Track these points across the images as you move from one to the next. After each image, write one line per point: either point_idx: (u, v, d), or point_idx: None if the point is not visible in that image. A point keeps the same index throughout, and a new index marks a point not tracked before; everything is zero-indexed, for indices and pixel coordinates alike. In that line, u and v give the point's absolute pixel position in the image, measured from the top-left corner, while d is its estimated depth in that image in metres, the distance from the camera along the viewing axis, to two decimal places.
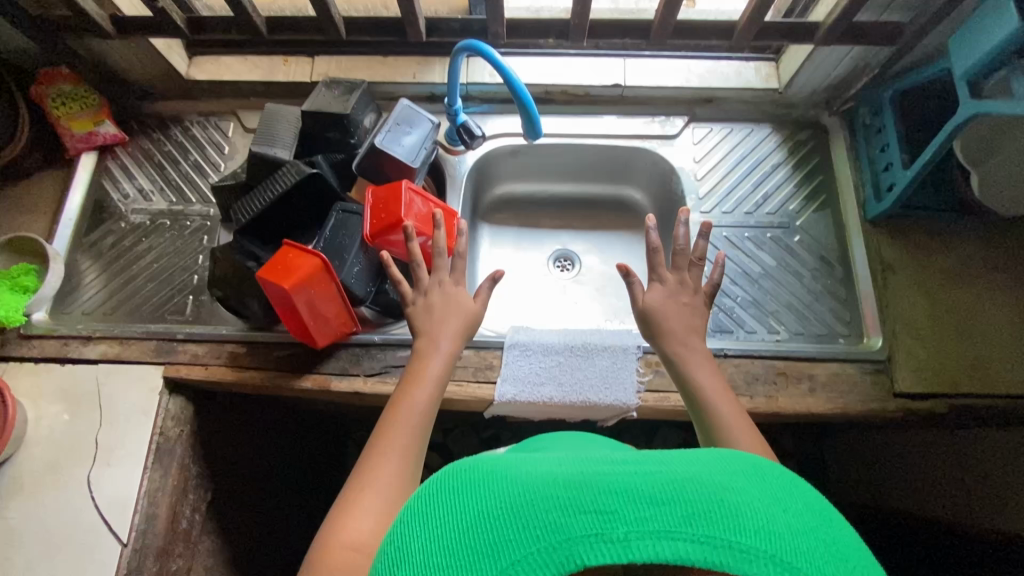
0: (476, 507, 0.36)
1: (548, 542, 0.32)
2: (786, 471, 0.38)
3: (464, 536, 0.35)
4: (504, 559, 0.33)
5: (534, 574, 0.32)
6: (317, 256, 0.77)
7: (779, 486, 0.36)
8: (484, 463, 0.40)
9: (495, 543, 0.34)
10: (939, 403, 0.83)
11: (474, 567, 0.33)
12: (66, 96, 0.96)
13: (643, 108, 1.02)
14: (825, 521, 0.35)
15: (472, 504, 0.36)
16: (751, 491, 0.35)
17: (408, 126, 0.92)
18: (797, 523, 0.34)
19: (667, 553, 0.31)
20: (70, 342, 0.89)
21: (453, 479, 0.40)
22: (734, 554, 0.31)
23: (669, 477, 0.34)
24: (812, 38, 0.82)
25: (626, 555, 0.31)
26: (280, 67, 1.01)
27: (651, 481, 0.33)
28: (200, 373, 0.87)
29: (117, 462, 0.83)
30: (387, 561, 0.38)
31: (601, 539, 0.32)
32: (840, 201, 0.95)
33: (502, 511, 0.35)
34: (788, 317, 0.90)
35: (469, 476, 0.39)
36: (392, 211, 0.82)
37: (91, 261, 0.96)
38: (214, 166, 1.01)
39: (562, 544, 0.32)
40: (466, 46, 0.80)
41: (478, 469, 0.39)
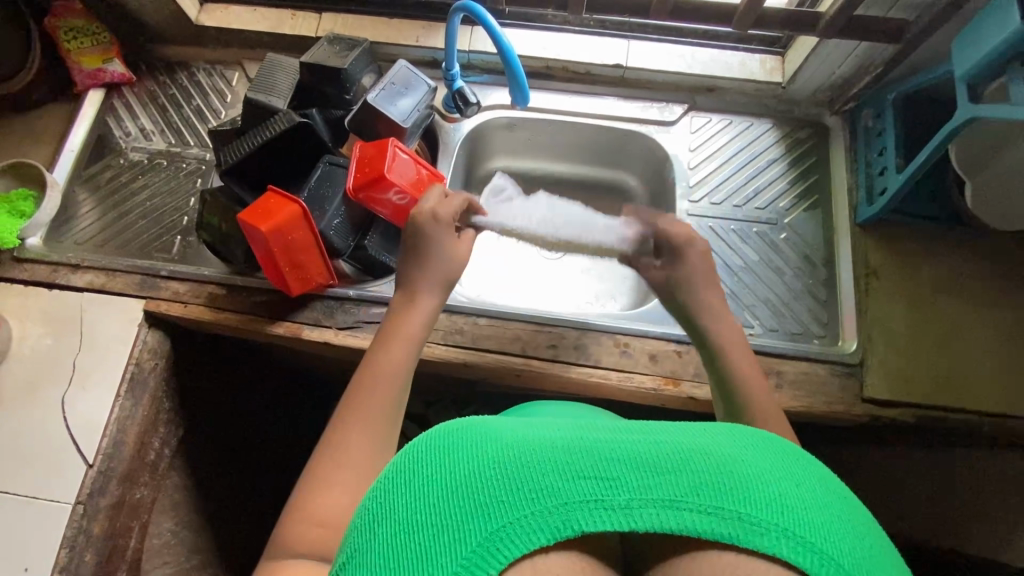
0: (463, 466, 0.38)
1: (547, 506, 0.35)
2: (788, 442, 0.41)
3: (447, 497, 0.36)
4: (496, 520, 0.35)
5: (531, 535, 0.34)
6: (297, 204, 0.79)
7: (787, 457, 0.39)
8: (470, 428, 0.41)
9: (485, 505, 0.35)
10: (906, 412, 0.82)
11: (464, 527, 0.35)
12: (78, 32, 0.99)
13: (643, 92, 1.01)
14: (831, 494, 0.38)
15: (460, 463, 0.38)
16: (767, 464, 0.38)
17: (405, 87, 0.93)
18: (809, 497, 0.37)
19: (670, 521, 0.34)
20: (59, 269, 0.92)
21: (436, 439, 0.41)
22: (745, 526, 0.34)
23: (675, 449, 0.37)
24: (814, 30, 0.80)
25: (628, 522, 0.34)
26: (287, 20, 1.02)
27: (660, 453, 0.37)
28: (178, 310, 0.89)
29: (91, 387, 0.85)
30: (363, 520, 0.39)
31: (601, 505, 0.34)
32: (832, 203, 0.94)
33: (492, 472, 0.37)
34: (764, 312, 0.89)
35: (451, 439, 0.40)
36: (376, 166, 0.83)
37: (88, 194, 0.99)
38: (215, 113, 1.03)
39: (560, 507, 0.35)
40: (462, 7, 0.79)
41: (462, 432, 0.41)
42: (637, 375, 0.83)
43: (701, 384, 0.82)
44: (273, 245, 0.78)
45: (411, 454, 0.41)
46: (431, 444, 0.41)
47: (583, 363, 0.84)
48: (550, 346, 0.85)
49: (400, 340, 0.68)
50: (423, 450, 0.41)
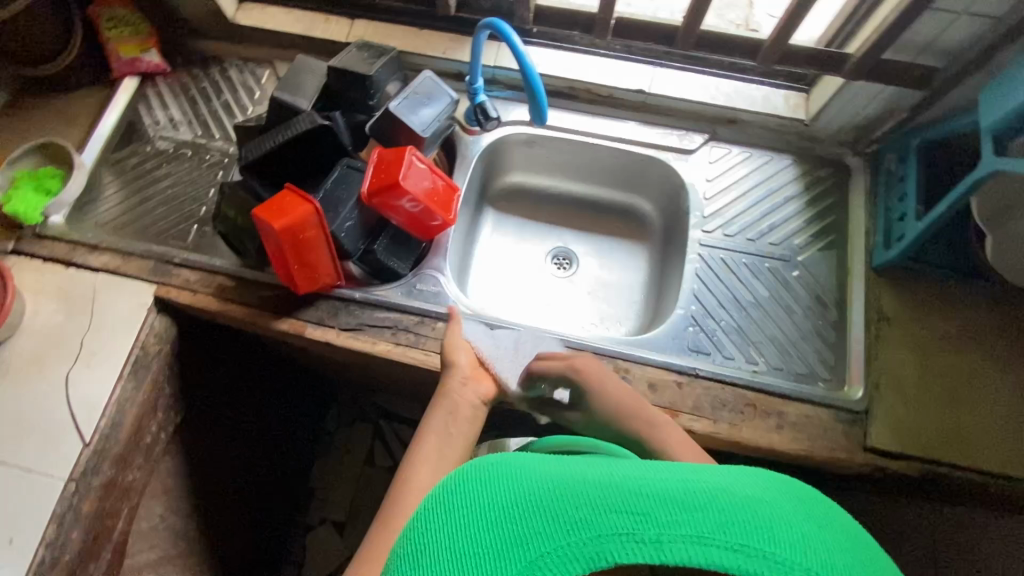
0: (503, 500, 0.40)
1: (582, 537, 0.36)
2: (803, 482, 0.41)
3: (489, 527, 0.39)
4: (534, 550, 0.36)
5: (567, 565, 0.35)
6: (312, 204, 0.80)
7: (811, 503, 0.40)
8: (509, 463, 0.43)
9: (523, 534, 0.37)
10: (909, 465, 0.80)
11: (503, 556, 0.37)
12: (118, 20, 1.03)
13: (664, 118, 1.01)
14: (854, 542, 0.39)
15: (499, 499, 0.40)
16: (794, 509, 0.38)
17: (428, 97, 0.94)
18: (825, 542, 0.37)
19: (697, 558, 0.34)
20: (78, 248, 0.94)
21: (477, 472, 0.43)
22: (774, 566, 0.34)
23: (703, 487, 0.38)
24: (840, 70, 0.79)
25: (660, 555, 0.34)
26: (320, 24, 1.04)
27: (688, 490, 0.37)
28: (187, 298, 0.90)
29: (95, 366, 0.87)
30: (409, 545, 0.42)
31: (633, 537, 0.35)
32: (849, 245, 0.92)
33: (530, 504, 0.39)
34: (770, 350, 0.87)
35: (490, 473, 0.43)
36: (389, 172, 0.84)
37: (113, 177, 1.02)
38: (242, 108, 1.05)
39: (592, 538, 0.35)
40: (488, 24, 0.80)
41: (498, 467, 0.43)
42: None
43: (699, 417, 0.81)
44: (285, 242, 0.79)
45: (452, 487, 0.44)
46: (470, 476, 0.44)
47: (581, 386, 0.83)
48: None
49: (425, 438, 0.69)
50: (464, 486, 0.43)
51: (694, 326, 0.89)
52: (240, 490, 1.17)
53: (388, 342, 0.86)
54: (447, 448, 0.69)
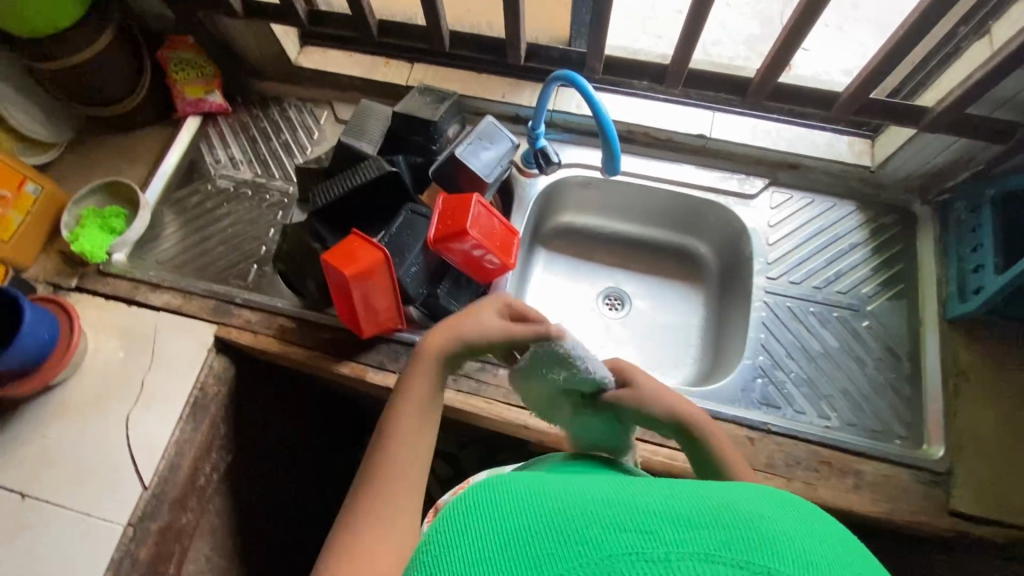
0: (515, 521, 0.36)
1: (589, 557, 0.32)
2: (809, 501, 0.37)
3: (502, 550, 0.35)
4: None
5: None
6: (380, 251, 0.79)
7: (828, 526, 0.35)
8: (522, 489, 0.40)
9: (533, 559, 0.34)
10: (997, 531, 0.76)
11: None
12: (185, 63, 1.05)
13: (723, 163, 1.00)
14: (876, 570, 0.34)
15: (510, 525, 0.36)
16: (813, 529, 0.34)
17: (490, 143, 0.94)
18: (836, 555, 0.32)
19: None
20: (140, 286, 0.95)
21: (483, 494, 0.41)
22: None
23: (708, 506, 0.34)
24: (917, 122, 0.78)
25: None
26: (381, 67, 1.06)
27: (693, 507, 0.34)
28: (248, 339, 0.90)
29: (155, 407, 0.86)
30: None
31: (641, 557, 0.31)
32: (920, 295, 0.90)
33: (540, 526, 0.35)
34: (842, 404, 0.84)
35: (498, 497, 0.39)
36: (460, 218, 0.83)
37: (174, 215, 1.03)
38: (302, 149, 1.07)
39: (601, 559, 0.32)
40: (559, 75, 0.81)
41: (508, 491, 0.40)
42: None
43: (772, 476, 0.78)
44: (353, 290, 0.79)
45: (465, 514, 0.39)
46: (482, 502, 0.40)
47: (649, 439, 0.81)
48: None
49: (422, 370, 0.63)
50: (473, 509, 0.39)
51: (762, 377, 0.87)
52: (282, 530, 1.15)
53: (449, 389, 0.85)
54: (434, 406, 0.63)
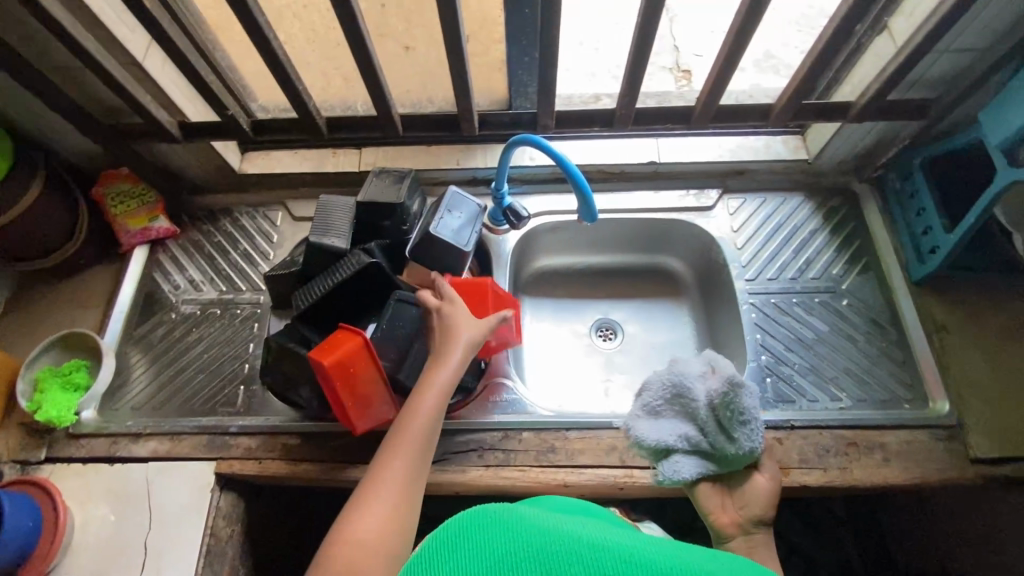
0: (501, 539, 0.39)
1: None
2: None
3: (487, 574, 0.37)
4: None
5: None
6: (358, 334, 0.77)
7: None
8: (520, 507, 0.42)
9: None
10: (1017, 468, 0.80)
11: None
12: (124, 195, 1.00)
13: (677, 182, 1.05)
14: None
15: (499, 540, 0.39)
16: None
17: (457, 211, 0.94)
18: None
19: None
20: (119, 440, 0.88)
21: (471, 516, 0.42)
22: None
23: (692, 566, 0.37)
24: (845, 116, 0.85)
25: None
26: (329, 158, 1.06)
27: (676, 563, 0.37)
28: (253, 468, 0.85)
29: (166, 569, 0.79)
30: None
31: None
32: (882, 264, 0.96)
33: (532, 553, 0.38)
34: (848, 383, 0.88)
35: (492, 512, 0.41)
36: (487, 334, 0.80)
37: (141, 354, 0.97)
38: (264, 256, 1.04)
39: None
40: (517, 138, 0.83)
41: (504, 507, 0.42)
42: None
43: (810, 470, 0.80)
44: (332, 375, 0.74)
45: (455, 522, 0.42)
46: (473, 515, 0.42)
47: None
48: None
49: (435, 374, 0.73)
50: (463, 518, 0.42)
51: (770, 376, 0.89)
52: None
53: (479, 467, 0.83)
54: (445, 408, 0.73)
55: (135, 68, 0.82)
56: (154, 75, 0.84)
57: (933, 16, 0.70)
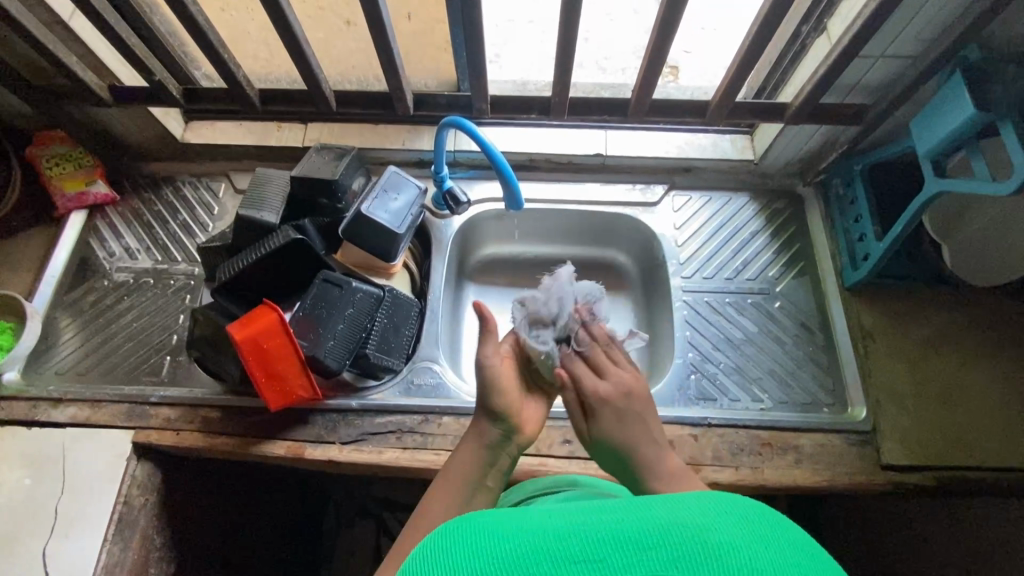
0: (471, 565, 0.37)
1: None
2: (758, 504, 0.39)
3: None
4: None
5: None
6: (274, 311, 0.77)
7: (762, 521, 0.38)
8: (482, 524, 0.41)
9: None
10: (927, 475, 0.81)
11: None
12: (60, 157, 0.98)
13: (624, 176, 1.05)
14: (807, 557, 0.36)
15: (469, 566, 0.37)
16: (743, 533, 0.36)
17: (395, 193, 0.93)
18: (779, 558, 0.35)
19: None
20: (39, 405, 0.88)
21: (446, 533, 0.41)
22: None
23: (653, 523, 0.37)
24: (782, 117, 0.85)
25: None
26: (273, 132, 1.04)
27: (641, 527, 0.36)
28: (170, 439, 0.85)
29: (78, 535, 0.78)
30: None
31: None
32: (818, 268, 0.97)
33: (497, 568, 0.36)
34: (771, 385, 0.89)
35: (457, 536, 0.40)
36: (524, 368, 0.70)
37: (70, 319, 0.96)
38: (202, 227, 1.02)
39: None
40: (448, 121, 0.82)
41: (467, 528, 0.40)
42: None
43: (721, 468, 0.81)
44: (245, 352, 0.75)
45: (422, 554, 0.40)
46: (441, 542, 0.40)
47: None
48: (564, 442, 0.83)
49: (472, 438, 0.64)
50: (435, 549, 0.40)
51: (695, 374, 0.90)
52: None
53: (394, 449, 0.83)
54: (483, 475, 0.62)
55: (60, 28, 0.80)
56: (82, 38, 0.82)
57: (861, 19, 0.69)
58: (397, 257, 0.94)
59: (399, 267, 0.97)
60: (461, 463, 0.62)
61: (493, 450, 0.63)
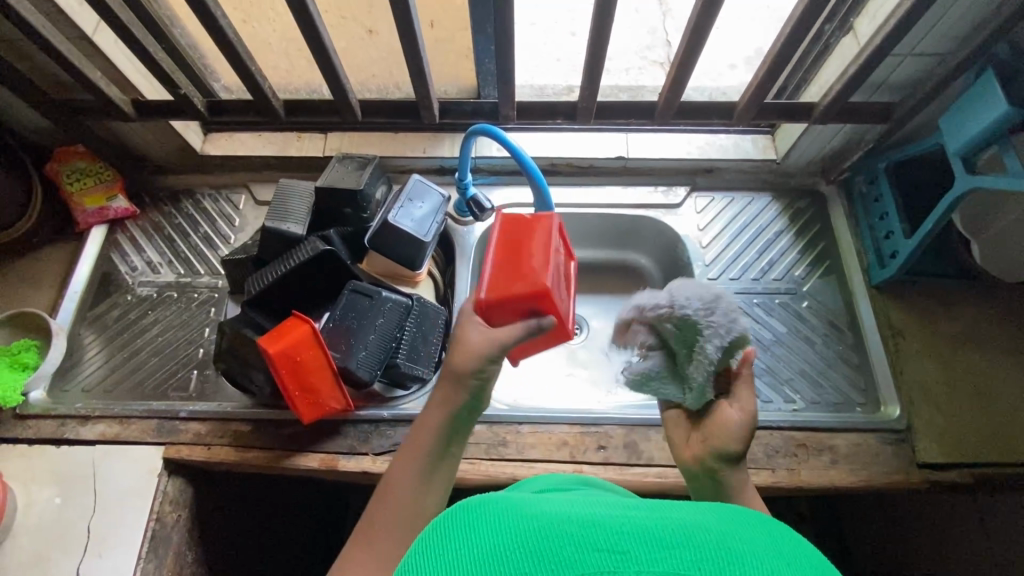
0: (483, 543, 0.33)
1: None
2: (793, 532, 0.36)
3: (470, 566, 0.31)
4: None
5: None
6: (307, 323, 0.76)
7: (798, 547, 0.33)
8: (500, 500, 0.36)
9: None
10: (963, 473, 0.81)
11: None
12: (80, 173, 0.98)
13: (646, 178, 1.04)
14: None
15: (484, 542, 0.33)
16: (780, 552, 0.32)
17: (420, 201, 0.93)
18: None
19: None
20: (67, 422, 0.87)
21: (455, 509, 0.36)
22: None
23: (679, 523, 0.33)
24: (809, 117, 0.85)
25: None
26: (294, 142, 1.04)
27: (666, 526, 0.32)
28: (202, 454, 0.84)
29: (110, 553, 0.78)
30: None
31: None
32: (845, 267, 0.96)
33: (514, 549, 0.32)
34: (803, 385, 0.88)
35: (472, 508, 0.36)
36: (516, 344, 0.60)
37: (94, 335, 0.95)
38: (224, 239, 1.02)
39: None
40: (476, 128, 0.82)
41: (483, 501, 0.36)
42: None
43: (758, 470, 0.81)
44: (279, 366, 0.74)
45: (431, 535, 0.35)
46: (454, 516, 0.36)
47: (636, 462, 0.82)
48: (599, 448, 0.83)
49: (434, 412, 0.59)
50: (446, 523, 0.35)
51: None
52: None
53: None
54: (446, 450, 0.59)
55: (84, 43, 0.80)
56: (106, 53, 0.82)
57: (893, 18, 0.69)
58: (422, 265, 0.94)
59: (424, 275, 0.97)
60: (425, 434, 0.58)
61: (457, 423, 0.59)
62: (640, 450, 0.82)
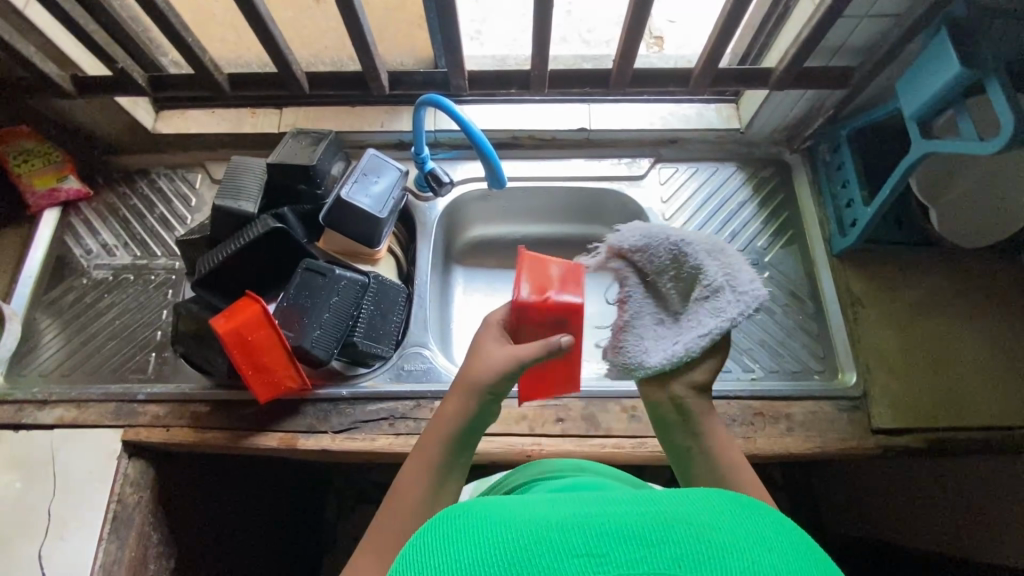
0: (466, 557, 0.32)
1: None
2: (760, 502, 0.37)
3: None
4: None
5: None
6: (257, 303, 0.76)
7: (765, 523, 0.34)
8: (480, 507, 0.36)
9: None
10: (918, 437, 0.82)
11: None
12: (27, 153, 0.94)
13: (610, 150, 1.03)
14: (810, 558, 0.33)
15: (465, 556, 0.32)
16: (751, 535, 0.33)
17: (376, 176, 0.91)
18: (782, 562, 0.32)
19: None
20: (25, 407, 0.86)
21: (440, 524, 0.36)
22: None
23: (657, 516, 0.33)
24: (766, 83, 0.84)
25: None
26: (248, 119, 1.01)
27: (640, 521, 0.33)
28: (161, 436, 0.84)
29: (71, 535, 0.78)
30: None
31: None
32: (807, 236, 0.96)
33: (496, 560, 0.32)
34: (762, 355, 0.89)
35: (453, 521, 0.36)
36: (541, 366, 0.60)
37: (50, 319, 0.94)
38: (181, 220, 1.00)
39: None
40: (426, 99, 0.80)
41: (465, 510, 0.36)
42: (650, 439, 0.81)
43: None
44: (229, 346, 0.75)
45: (414, 551, 0.35)
46: (435, 532, 0.35)
47: (594, 433, 0.82)
48: (557, 421, 0.83)
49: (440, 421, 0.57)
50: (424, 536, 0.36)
51: None
52: None
53: (387, 435, 0.83)
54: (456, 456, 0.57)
55: (16, 17, 0.77)
56: (41, 28, 0.79)
57: None
58: (381, 242, 0.93)
59: (384, 252, 0.96)
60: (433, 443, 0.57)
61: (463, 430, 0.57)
62: (599, 421, 0.83)
